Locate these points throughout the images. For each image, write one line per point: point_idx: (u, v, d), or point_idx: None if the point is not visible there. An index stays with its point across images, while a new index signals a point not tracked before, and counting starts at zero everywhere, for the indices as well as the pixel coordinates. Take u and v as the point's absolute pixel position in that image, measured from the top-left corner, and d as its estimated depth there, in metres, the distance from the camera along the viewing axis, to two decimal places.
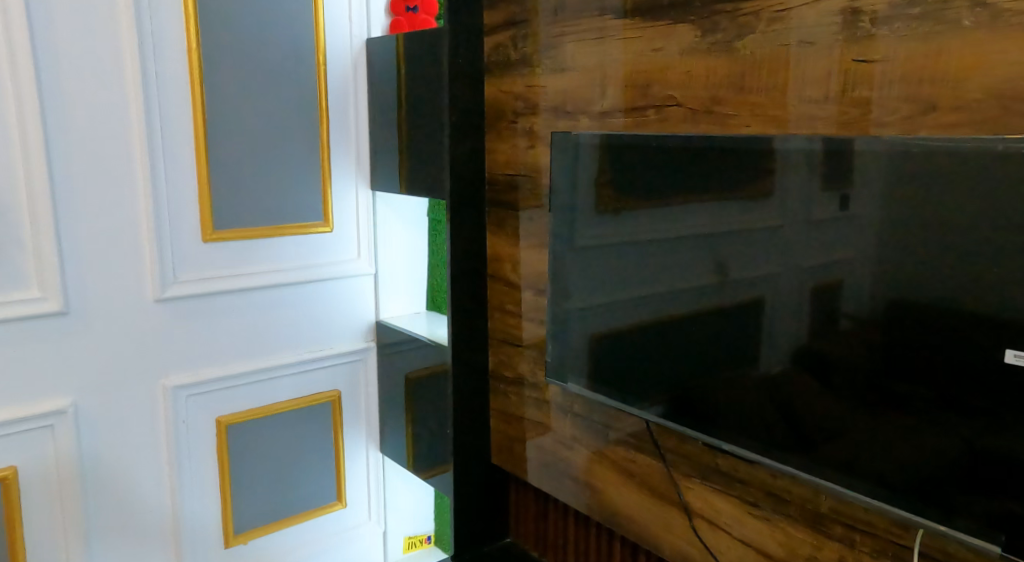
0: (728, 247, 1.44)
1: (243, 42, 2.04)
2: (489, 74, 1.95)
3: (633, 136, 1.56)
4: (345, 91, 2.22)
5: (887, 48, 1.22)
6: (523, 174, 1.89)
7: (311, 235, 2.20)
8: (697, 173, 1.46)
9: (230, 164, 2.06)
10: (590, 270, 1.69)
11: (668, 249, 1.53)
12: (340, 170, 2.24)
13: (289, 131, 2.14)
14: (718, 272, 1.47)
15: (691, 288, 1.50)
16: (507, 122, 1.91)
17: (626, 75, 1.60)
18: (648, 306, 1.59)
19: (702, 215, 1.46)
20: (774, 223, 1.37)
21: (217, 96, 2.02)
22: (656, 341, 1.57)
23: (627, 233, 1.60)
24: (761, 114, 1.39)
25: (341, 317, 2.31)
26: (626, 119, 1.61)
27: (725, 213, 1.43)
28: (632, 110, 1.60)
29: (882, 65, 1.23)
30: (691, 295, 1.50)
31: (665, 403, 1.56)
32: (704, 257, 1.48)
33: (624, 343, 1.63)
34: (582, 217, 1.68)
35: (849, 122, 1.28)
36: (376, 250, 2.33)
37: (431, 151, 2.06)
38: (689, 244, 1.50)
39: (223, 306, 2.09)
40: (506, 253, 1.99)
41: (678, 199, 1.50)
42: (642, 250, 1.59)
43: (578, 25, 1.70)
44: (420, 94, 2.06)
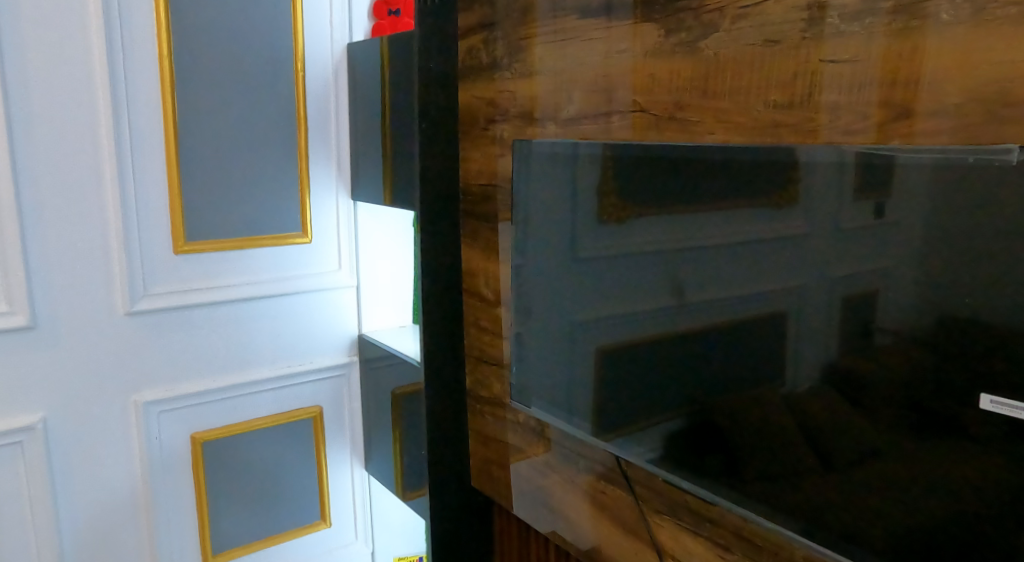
0: (688, 267, 1.35)
1: (219, 48, 1.97)
2: (462, 78, 1.87)
3: (640, 144, 1.39)
4: (325, 98, 2.16)
5: (855, 47, 1.09)
6: (495, 184, 1.80)
7: (289, 246, 2.15)
8: (660, 184, 1.36)
9: (204, 175, 2.00)
10: (577, 283, 1.58)
11: (634, 270, 1.45)
12: (320, 180, 2.18)
13: (267, 140, 2.08)
14: (678, 291, 1.38)
15: (653, 306, 1.42)
16: (479, 130, 1.83)
17: (634, 76, 1.41)
18: (632, 324, 1.47)
19: (666, 231, 1.38)
20: (735, 239, 1.26)
21: (190, 105, 1.95)
22: (629, 363, 1.48)
23: (628, 243, 1.46)
24: (723, 121, 1.27)
25: (321, 331, 2.25)
26: (627, 126, 1.44)
27: (697, 229, 1.32)
28: (642, 112, 1.41)
29: (849, 66, 1.10)
30: (665, 314, 1.40)
31: (689, 415, 1.37)
32: (672, 270, 1.37)
33: (631, 363, 1.48)
34: (564, 233, 1.59)
35: (891, 130, 1.07)
36: (358, 261, 2.28)
37: (407, 161, 1.98)
38: (651, 261, 1.41)
39: (201, 319, 2.04)
40: (480, 267, 1.90)
41: (688, 205, 1.33)
42: (627, 263, 1.47)
43: (568, 25, 1.54)
44: (397, 102, 1.99)
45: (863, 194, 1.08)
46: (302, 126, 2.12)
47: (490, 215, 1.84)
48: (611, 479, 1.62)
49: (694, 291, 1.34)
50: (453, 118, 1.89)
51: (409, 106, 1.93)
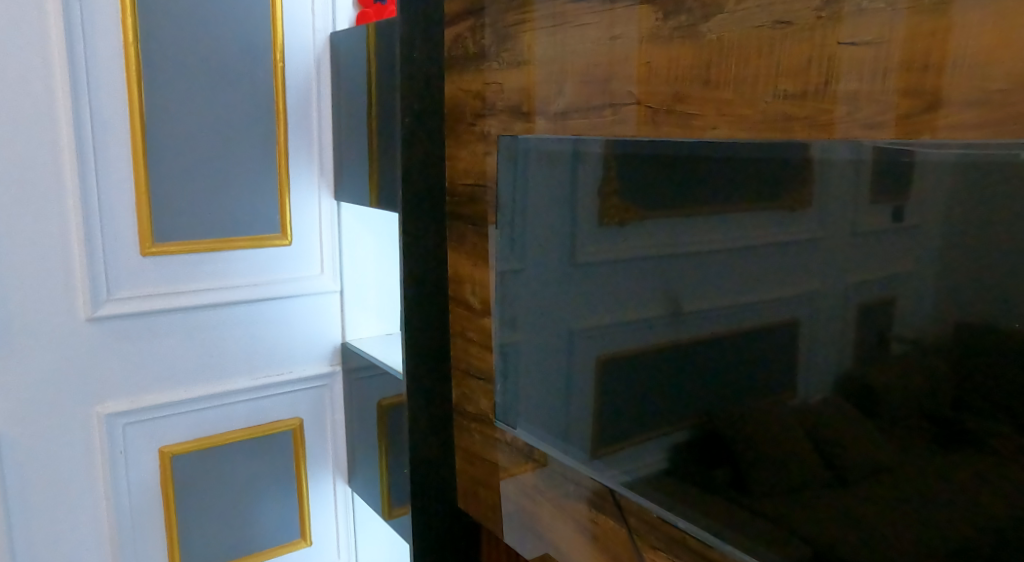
0: (680, 280, 1.22)
1: (190, 36, 1.85)
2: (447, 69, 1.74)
3: (647, 143, 1.23)
4: (307, 91, 2.03)
5: (862, 29, 0.96)
6: (481, 185, 1.67)
7: (268, 248, 2.03)
8: (658, 185, 1.22)
9: (174, 172, 1.87)
10: (573, 294, 1.44)
11: (626, 282, 1.32)
12: (302, 179, 2.06)
13: (243, 135, 1.95)
14: (673, 306, 1.24)
15: (651, 321, 1.28)
16: (465, 125, 1.70)
17: (637, 64, 1.25)
18: (625, 337, 1.33)
19: (668, 238, 1.23)
20: (736, 246, 1.13)
21: (159, 97, 1.83)
22: (620, 379, 1.36)
23: (622, 249, 1.31)
24: (716, 114, 1.13)
25: (302, 339, 2.12)
26: (631, 123, 1.28)
27: (701, 235, 1.17)
28: (649, 106, 1.24)
29: (856, 53, 0.97)
30: (670, 321, 1.24)
31: (698, 427, 1.21)
32: (675, 274, 1.23)
33: (631, 381, 1.33)
34: (563, 236, 1.44)
35: (912, 128, 0.93)
36: (341, 265, 2.15)
37: (390, 159, 1.85)
38: (646, 269, 1.27)
39: (172, 325, 1.92)
40: (466, 273, 1.77)
41: (697, 204, 1.17)
42: (623, 269, 1.32)
43: (557, 9, 1.40)
44: (380, 95, 1.86)
45: (871, 199, 0.95)
46: (280, 121, 2.00)
47: (477, 218, 1.70)
48: (608, 508, 1.46)
49: (698, 310, 1.20)
50: (438, 112, 1.76)
51: (391, 99, 1.79)
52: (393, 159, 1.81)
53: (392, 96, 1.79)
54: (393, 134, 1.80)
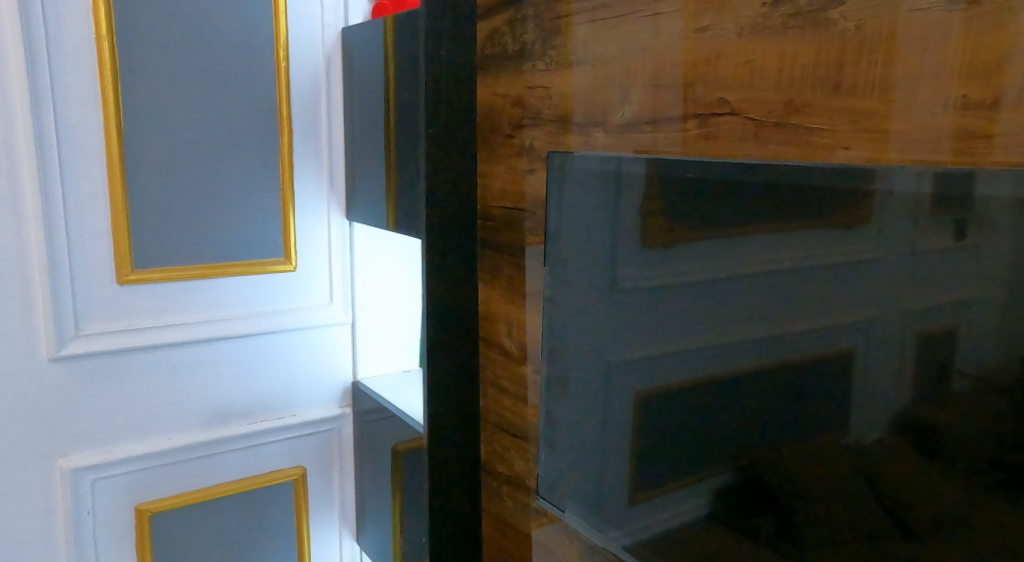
0: (788, 345, 0.94)
1: (175, 30, 1.60)
2: (482, 71, 1.48)
3: (745, 166, 0.95)
4: (315, 95, 1.78)
5: (918, 31, 0.80)
6: (521, 209, 1.40)
7: (268, 275, 1.77)
8: (763, 220, 0.94)
9: (155, 188, 1.63)
10: (618, 337, 1.18)
11: (706, 339, 1.04)
12: (308, 196, 1.80)
13: (237, 145, 1.71)
14: (778, 378, 0.96)
15: (743, 391, 1.00)
16: (502, 137, 1.43)
17: (722, 63, 0.99)
18: (663, 376, 1.11)
19: (773, 288, 0.95)
20: (795, 266, 0.92)
21: (138, 100, 1.59)
22: (673, 443, 1.10)
23: (666, 272, 1.09)
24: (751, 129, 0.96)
25: (307, 378, 1.87)
26: (676, 135, 1.07)
27: (760, 258, 0.96)
28: (744, 115, 0.97)
29: (919, 56, 0.80)
30: (722, 353, 1.02)
31: (737, 469, 1.01)
32: (727, 302, 1.01)
33: (687, 444, 1.08)
34: (602, 264, 1.19)
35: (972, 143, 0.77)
36: (354, 294, 1.89)
37: (410, 175, 1.58)
38: (687, 294, 1.06)
39: (152, 363, 1.68)
40: (500, 312, 1.50)
41: (796, 239, 0.91)
42: (683, 299, 1.07)
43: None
44: (400, 100, 1.59)
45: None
46: (283, 130, 1.75)
47: (515, 247, 1.43)
48: None
49: (816, 386, 0.91)
50: (470, 122, 1.49)
51: (413, 105, 1.53)
52: (415, 176, 1.54)
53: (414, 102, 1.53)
54: (415, 147, 1.53)
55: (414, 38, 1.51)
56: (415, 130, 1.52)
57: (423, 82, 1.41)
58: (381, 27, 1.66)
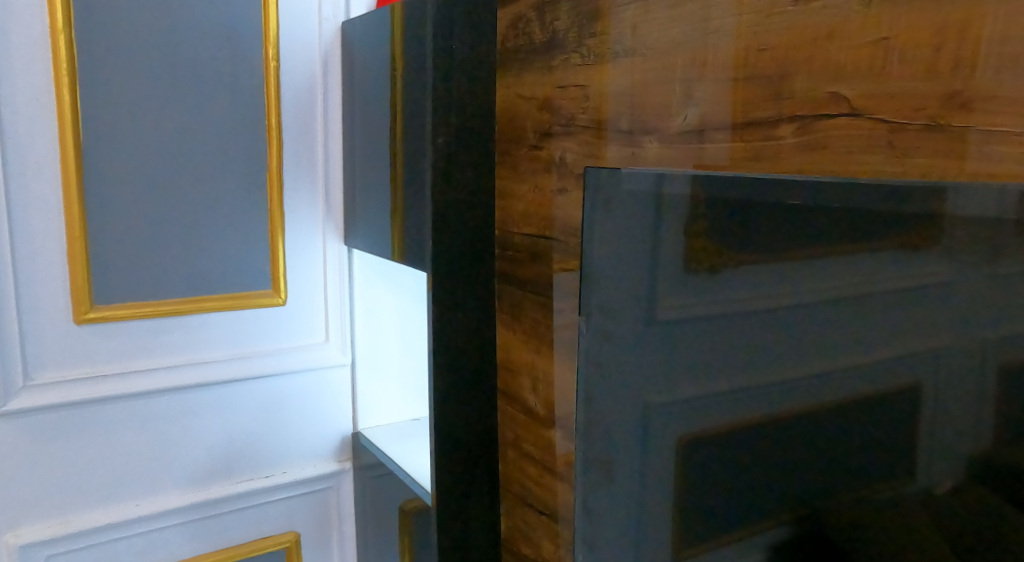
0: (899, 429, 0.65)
1: (146, 24, 1.36)
2: (502, 70, 1.22)
3: (872, 186, 0.66)
4: (310, 102, 1.53)
5: None
6: (548, 241, 1.13)
7: (255, 312, 1.52)
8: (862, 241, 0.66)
9: (120, 211, 1.38)
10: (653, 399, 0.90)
11: (742, 391, 0.78)
12: (301, 220, 1.55)
13: (218, 161, 1.46)
14: (843, 434, 0.69)
15: (793, 457, 0.73)
16: (525, 149, 1.16)
17: (835, 43, 0.71)
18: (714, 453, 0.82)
19: (882, 360, 0.67)
20: (857, 288, 0.68)
21: (99, 107, 1.34)
22: (697, 520, 0.84)
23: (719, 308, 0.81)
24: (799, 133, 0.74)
25: (300, 430, 1.60)
26: (759, 142, 0.79)
27: (814, 277, 0.71)
28: (871, 116, 0.69)
29: None
30: (756, 392, 0.77)
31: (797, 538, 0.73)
32: (766, 337, 0.76)
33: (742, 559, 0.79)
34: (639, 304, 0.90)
35: None
36: (353, 332, 1.63)
37: (417, 196, 1.32)
38: (749, 350, 0.78)
39: (116, 417, 1.42)
40: (523, 362, 1.23)
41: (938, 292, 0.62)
42: (746, 359, 0.78)
43: None
44: (405, 105, 1.34)
45: None
46: (272, 141, 1.50)
47: (542, 285, 1.16)
48: None
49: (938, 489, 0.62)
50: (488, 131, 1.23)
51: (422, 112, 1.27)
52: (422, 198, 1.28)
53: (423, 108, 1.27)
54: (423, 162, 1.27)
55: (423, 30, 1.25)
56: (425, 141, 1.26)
57: (432, 81, 1.15)
58: (386, 19, 1.41)
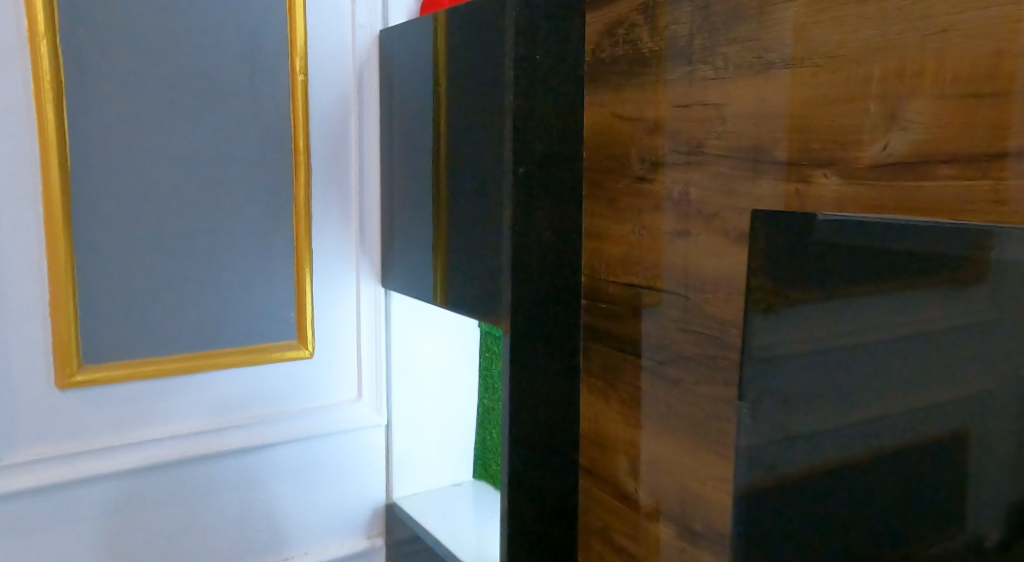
0: None
1: (149, 29, 1.14)
2: (593, 85, 1.01)
3: None
4: (342, 121, 1.32)
5: None
6: (661, 292, 0.92)
7: (275, 367, 1.29)
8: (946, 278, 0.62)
9: (119, 252, 1.16)
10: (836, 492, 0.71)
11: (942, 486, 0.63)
12: (331, 258, 1.33)
13: (236, 191, 1.24)
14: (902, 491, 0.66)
15: None
16: (630, 181, 0.96)
17: None
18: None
19: (964, 418, 0.61)
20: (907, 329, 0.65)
21: (93, 129, 1.12)
22: None
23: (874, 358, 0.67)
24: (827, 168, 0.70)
25: (326, 503, 1.37)
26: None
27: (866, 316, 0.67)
28: None
29: None
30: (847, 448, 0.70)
31: None
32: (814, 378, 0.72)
33: None
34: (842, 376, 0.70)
35: None
36: (389, 387, 1.41)
37: (483, 235, 1.11)
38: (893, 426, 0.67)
39: (108, 499, 1.18)
40: (618, 435, 1.02)
41: None
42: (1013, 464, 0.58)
43: None
44: (467, 127, 1.13)
45: None
46: (298, 168, 1.28)
47: (649, 345, 0.95)
48: None
49: None
50: (573, 159, 1.02)
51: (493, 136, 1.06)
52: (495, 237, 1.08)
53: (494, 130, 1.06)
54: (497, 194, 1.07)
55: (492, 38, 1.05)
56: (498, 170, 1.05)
57: (510, 99, 0.94)
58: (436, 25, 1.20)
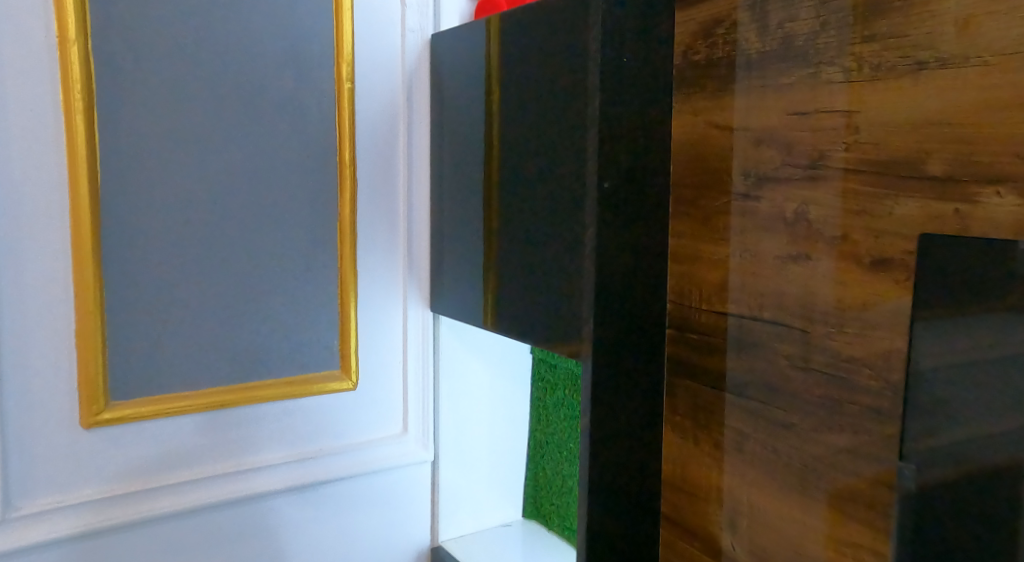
0: None
1: (188, 32, 1.05)
2: (685, 93, 0.91)
3: None
4: (390, 133, 1.22)
5: None
6: (765, 321, 0.82)
7: (315, 399, 1.19)
8: None
9: (152, 276, 1.06)
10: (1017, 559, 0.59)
11: None
12: (376, 280, 1.23)
13: (278, 209, 1.14)
14: None
15: None
16: (731, 199, 0.85)
17: None
18: None
19: None
20: None
21: (126, 141, 1.03)
22: None
23: None
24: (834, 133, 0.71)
25: (369, 548, 1.26)
26: None
27: None
28: None
29: None
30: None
31: None
32: None
33: None
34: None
35: None
36: (436, 420, 1.30)
37: (554, 258, 1.01)
38: None
39: (135, 548, 1.07)
40: (710, 482, 0.91)
41: None
42: None
43: None
44: (534, 140, 1.03)
45: None
46: (343, 184, 1.18)
47: (753, 384, 0.84)
48: None
49: None
50: (659, 174, 0.92)
51: (570, 149, 0.96)
52: (572, 260, 0.97)
53: (570, 142, 0.96)
54: (574, 212, 0.96)
55: (569, 40, 0.95)
56: (575, 187, 0.95)
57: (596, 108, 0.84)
58: (498, 29, 1.11)
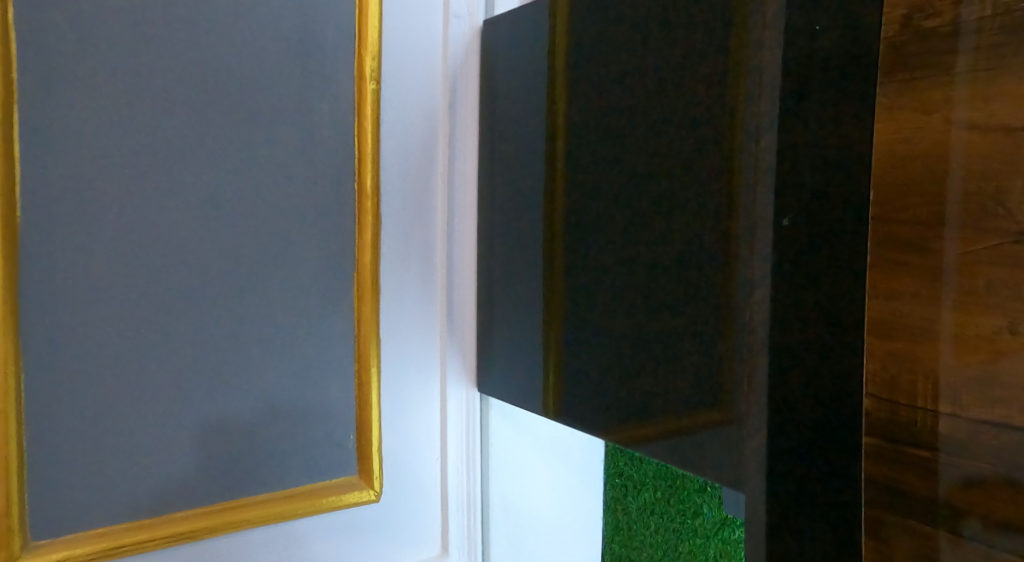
0: None
1: (152, 6, 0.74)
2: (910, 80, 0.59)
3: None
4: (427, 154, 0.91)
5: None
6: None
7: (321, 522, 0.86)
8: None
9: (97, 351, 0.74)
10: None
11: None
12: (406, 351, 0.91)
13: (275, 255, 0.82)
14: None
15: None
16: (998, 245, 0.54)
17: None
18: None
19: None
20: None
21: (60, 159, 0.72)
22: None
23: None
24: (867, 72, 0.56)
25: None
26: None
27: None
28: None
29: None
30: None
31: None
32: None
33: None
34: None
35: None
36: (485, 536, 0.97)
37: (686, 325, 0.69)
38: None
39: None
40: None
41: None
42: None
43: None
44: (652, 153, 0.72)
45: None
46: (362, 222, 0.86)
47: None
48: None
49: None
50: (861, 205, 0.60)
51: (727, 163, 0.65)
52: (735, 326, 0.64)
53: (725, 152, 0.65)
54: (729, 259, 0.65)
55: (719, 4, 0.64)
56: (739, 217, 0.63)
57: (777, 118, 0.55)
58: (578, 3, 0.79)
